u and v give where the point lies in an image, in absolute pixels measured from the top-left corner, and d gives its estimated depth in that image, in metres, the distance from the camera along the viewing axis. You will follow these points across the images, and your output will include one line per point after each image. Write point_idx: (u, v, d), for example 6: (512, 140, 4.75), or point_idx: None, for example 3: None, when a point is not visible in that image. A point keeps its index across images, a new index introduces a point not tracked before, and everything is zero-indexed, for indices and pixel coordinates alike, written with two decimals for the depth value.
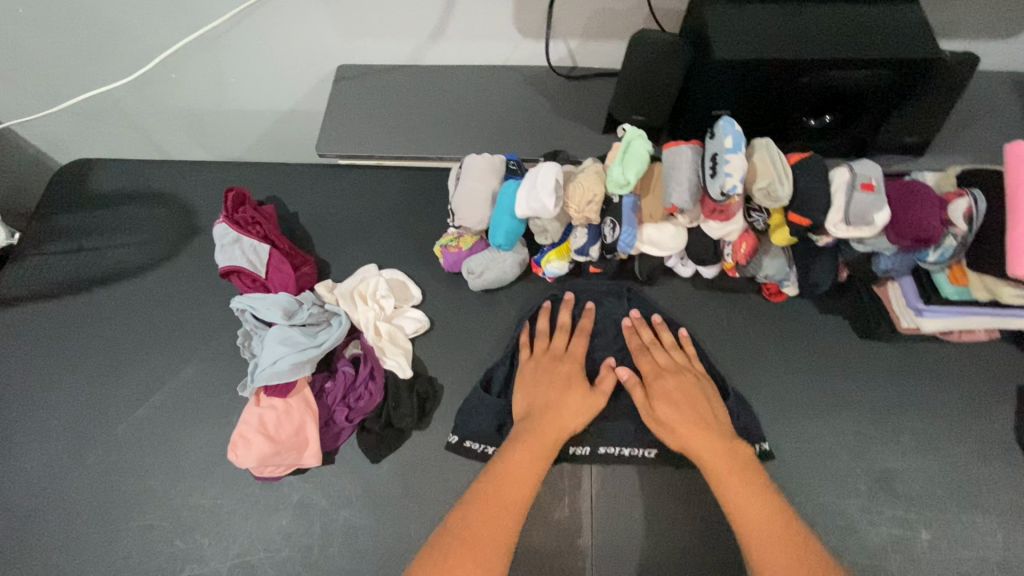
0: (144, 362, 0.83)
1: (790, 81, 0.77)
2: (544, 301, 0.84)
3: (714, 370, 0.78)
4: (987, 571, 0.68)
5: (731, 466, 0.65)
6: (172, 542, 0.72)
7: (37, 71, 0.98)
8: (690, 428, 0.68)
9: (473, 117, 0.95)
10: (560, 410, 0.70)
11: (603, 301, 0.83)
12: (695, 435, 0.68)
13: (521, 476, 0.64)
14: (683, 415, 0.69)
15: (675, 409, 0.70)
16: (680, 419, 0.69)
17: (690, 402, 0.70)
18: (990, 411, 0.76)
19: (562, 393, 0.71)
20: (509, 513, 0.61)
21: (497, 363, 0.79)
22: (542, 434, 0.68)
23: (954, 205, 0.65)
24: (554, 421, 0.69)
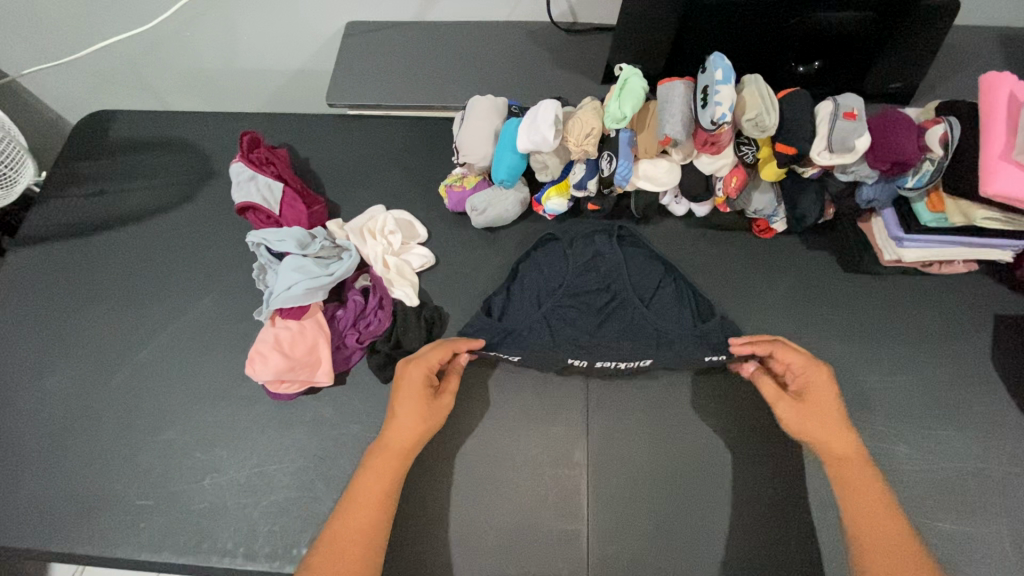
0: (165, 294, 0.87)
1: (779, 22, 0.80)
2: (540, 240, 0.87)
3: (702, 300, 0.81)
4: (963, 481, 0.72)
5: (871, 482, 0.65)
6: (192, 454, 0.76)
7: (56, 26, 1.02)
8: (844, 436, 0.67)
9: (476, 69, 0.98)
10: (417, 405, 0.69)
11: (595, 239, 0.86)
12: (847, 442, 0.67)
13: (389, 470, 0.66)
14: (833, 423, 0.67)
15: (829, 417, 0.68)
16: (827, 430, 0.67)
17: (839, 418, 0.68)
18: (969, 338, 0.80)
19: (418, 386, 0.70)
20: (373, 504, 0.64)
21: (496, 291, 0.82)
22: (410, 425, 0.68)
23: (931, 132, 0.69)
24: (409, 417, 0.68)
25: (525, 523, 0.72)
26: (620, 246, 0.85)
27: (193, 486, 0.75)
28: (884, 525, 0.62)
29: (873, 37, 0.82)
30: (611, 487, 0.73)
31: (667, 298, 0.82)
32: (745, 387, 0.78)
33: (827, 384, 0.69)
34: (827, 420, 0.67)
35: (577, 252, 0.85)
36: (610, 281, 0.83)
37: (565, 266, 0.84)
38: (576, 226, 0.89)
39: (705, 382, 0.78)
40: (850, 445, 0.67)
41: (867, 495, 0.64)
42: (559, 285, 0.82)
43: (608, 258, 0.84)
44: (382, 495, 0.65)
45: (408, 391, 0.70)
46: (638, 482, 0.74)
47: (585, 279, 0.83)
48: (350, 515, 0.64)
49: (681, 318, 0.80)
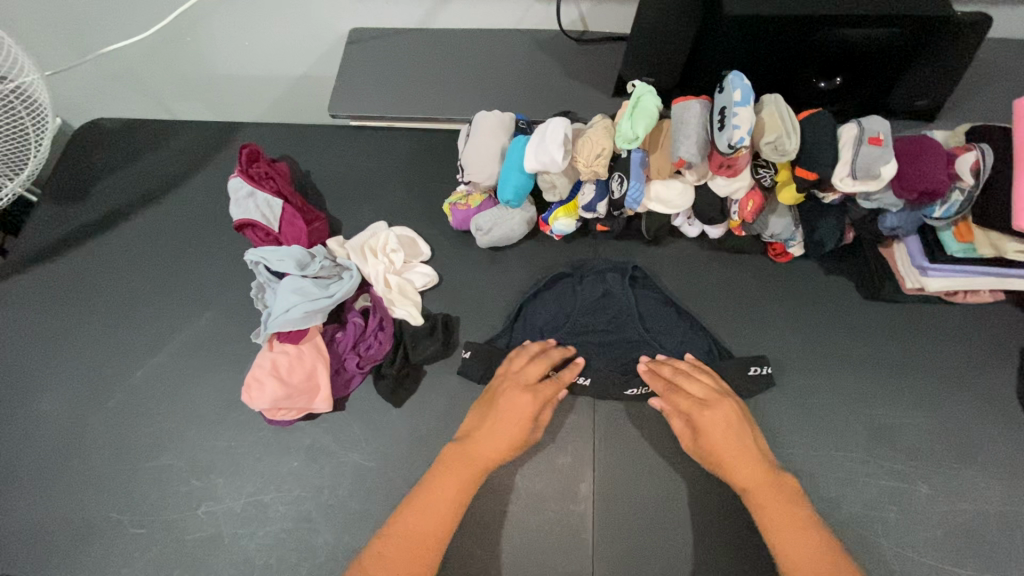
0: (162, 311, 0.85)
1: (801, 40, 0.76)
2: (556, 274, 0.84)
3: (720, 345, 0.79)
4: (985, 523, 0.69)
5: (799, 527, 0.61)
6: (188, 481, 0.75)
7: (51, 32, 0.99)
8: (748, 466, 0.65)
9: (483, 79, 0.95)
10: (535, 409, 0.68)
11: (606, 279, 0.83)
12: (751, 469, 0.65)
13: (457, 479, 0.65)
14: (740, 458, 0.65)
15: (733, 441, 0.66)
16: (733, 455, 0.65)
17: (750, 455, 0.65)
18: (994, 371, 0.76)
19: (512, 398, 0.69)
20: (438, 516, 0.63)
21: (500, 332, 0.81)
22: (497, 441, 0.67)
23: (962, 159, 0.66)
24: (491, 430, 0.68)
25: (528, 560, 0.70)
26: (633, 288, 0.83)
27: (188, 514, 0.73)
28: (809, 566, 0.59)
29: (901, 54, 0.78)
30: (617, 524, 0.71)
31: (675, 343, 0.80)
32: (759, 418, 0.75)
33: (722, 419, 0.67)
34: (731, 457, 0.65)
35: (587, 291, 0.83)
36: (619, 324, 0.81)
37: (574, 306, 0.82)
38: (590, 261, 0.85)
39: None
40: (760, 474, 0.64)
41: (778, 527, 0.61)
42: (566, 327, 0.81)
43: (617, 301, 0.82)
44: (444, 510, 0.64)
45: (520, 401, 0.68)
46: (645, 519, 0.71)
47: (592, 321, 0.81)
48: (421, 509, 0.64)
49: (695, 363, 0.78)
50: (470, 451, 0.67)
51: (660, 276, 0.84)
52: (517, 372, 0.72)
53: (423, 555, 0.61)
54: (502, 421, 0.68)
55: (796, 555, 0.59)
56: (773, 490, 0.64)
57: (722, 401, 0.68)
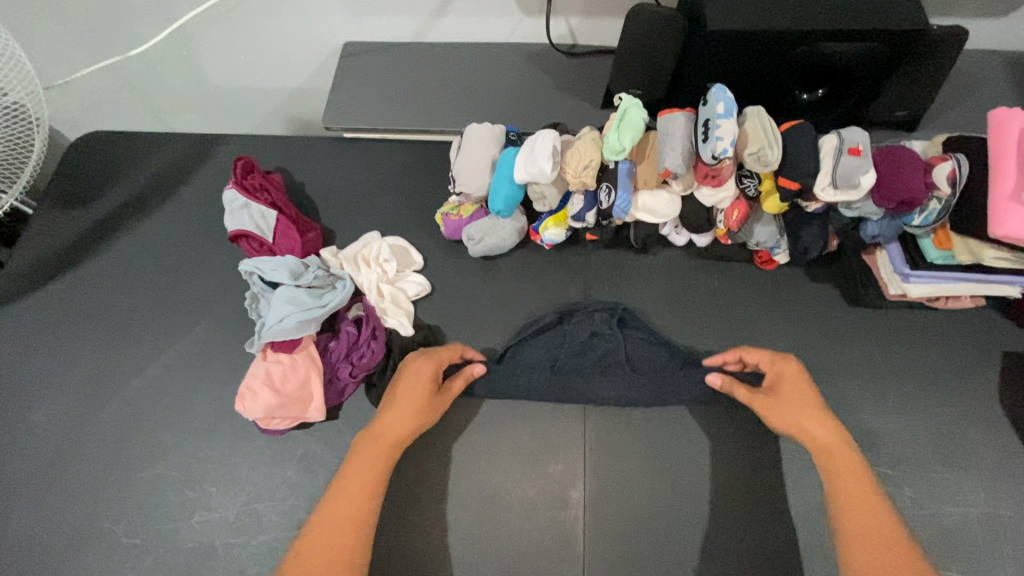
0: (157, 322, 0.86)
1: (783, 54, 0.78)
2: (543, 318, 0.81)
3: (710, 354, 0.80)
4: (970, 526, 0.70)
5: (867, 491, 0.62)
6: (182, 490, 0.75)
7: (49, 47, 1.00)
8: (824, 430, 0.65)
9: (475, 91, 0.96)
10: (430, 369, 0.71)
11: (596, 322, 0.81)
12: (828, 431, 0.65)
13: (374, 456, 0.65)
14: (809, 417, 0.66)
15: (803, 404, 0.67)
16: (803, 419, 0.66)
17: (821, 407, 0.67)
18: (976, 375, 0.78)
19: (417, 374, 0.71)
20: (362, 493, 0.63)
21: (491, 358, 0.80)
22: (404, 420, 0.68)
23: (939, 169, 0.68)
24: (405, 403, 0.69)
25: (520, 566, 0.71)
26: (621, 331, 0.81)
27: (182, 524, 0.74)
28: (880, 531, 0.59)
29: (881, 67, 0.80)
30: (608, 532, 0.72)
31: (666, 379, 0.77)
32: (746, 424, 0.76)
33: (799, 371, 0.69)
34: (805, 414, 0.66)
35: (576, 333, 0.81)
36: (609, 365, 0.80)
37: (562, 346, 0.81)
38: (580, 303, 0.84)
39: (706, 419, 0.76)
40: (832, 435, 0.65)
41: (851, 492, 0.61)
42: (554, 370, 0.80)
43: (607, 342, 0.81)
44: (370, 485, 0.63)
45: (418, 368, 0.71)
46: (636, 524, 0.72)
47: (579, 365, 0.80)
48: (341, 493, 0.63)
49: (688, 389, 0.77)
50: (379, 426, 0.68)
51: (649, 284, 0.85)
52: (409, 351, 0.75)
53: (355, 532, 0.60)
54: (400, 391, 0.70)
55: (869, 535, 0.59)
56: (847, 455, 0.64)
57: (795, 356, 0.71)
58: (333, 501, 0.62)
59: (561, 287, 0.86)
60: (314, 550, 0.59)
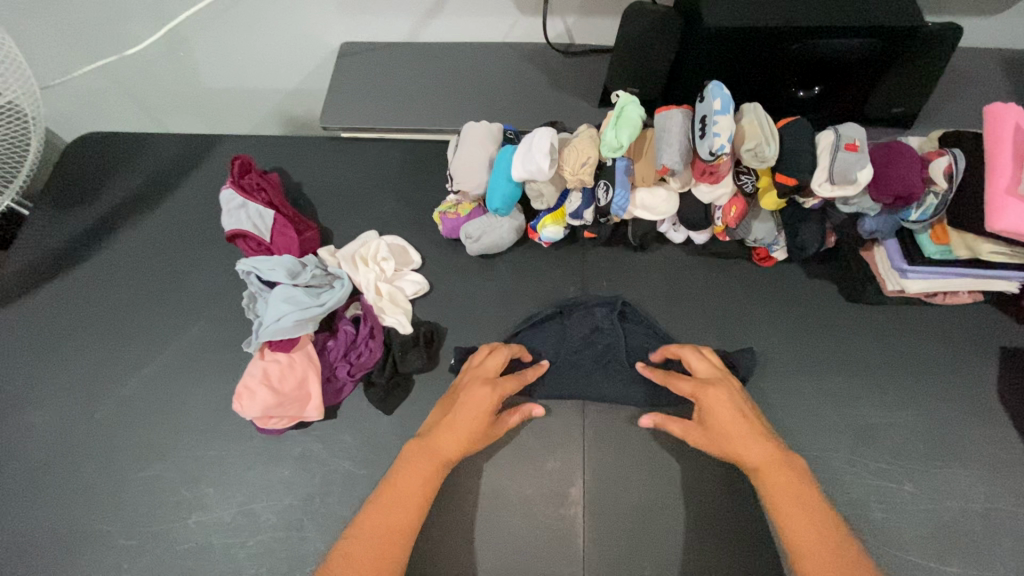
0: (153, 322, 0.86)
1: (780, 51, 0.78)
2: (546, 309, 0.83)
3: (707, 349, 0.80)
4: (969, 521, 0.70)
5: (807, 497, 0.62)
6: (178, 491, 0.75)
7: (45, 47, 1.00)
8: (752, 446, 0.65)
9: (472, 90, 0.97)
10: (493, 400, 0.68)
11: (594, 315, 0.82)
12: (758, 448, 0.65)
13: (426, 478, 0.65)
14: (743, 433, 0.65)
15: (731, 425, 0.66)
16: (735, 437, 0.66)
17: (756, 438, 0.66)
18: (974, 370, 0.78)
19: (482, 403, 0.68)
20: (407, 515, 0.62)
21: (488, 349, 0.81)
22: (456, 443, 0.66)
23: (935, 164, 0.68)
24: (463, 426, 0.67)
25: (519, 565, 0.70)
26: (621, 323, 0.82)
27: (178, 524, 0.73)
28: (822, 536, 0.59)
29: (877, 64, 0.80)
30: (608, 530, 0.71)
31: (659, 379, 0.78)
32: None
33: (726, 397, 0.67)
34: (737, 432, 0.66)
35: (575, 325, 0.82)
36: (607, 359, 0.80)
37: (562, 338, 0.82)
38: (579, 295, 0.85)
39: None
40: (766, 450, 0.64)
41: (783, 497, 0.62)
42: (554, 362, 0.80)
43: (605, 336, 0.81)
44: (417, 502, 0.63)
45: (480, 393, 0.68)
46: (635, 521, 0.72)
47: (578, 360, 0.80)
48: (390, 503, 0.63)
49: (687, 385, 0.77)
50: (432, 445, 0.67)
51: (647, 282, 0.85)
52: (478, 368, 0.73)
53: (396, 544, 0.61)
54: (461, 412, 0.68)
55: (807, 535, 0.59)
56: (783, 467, 0.64)
57: (720, 381, 0.69)
58: (380, 510, 0.62)
59: (559, 285, 0.86)
60: (359, 556, 0.59)
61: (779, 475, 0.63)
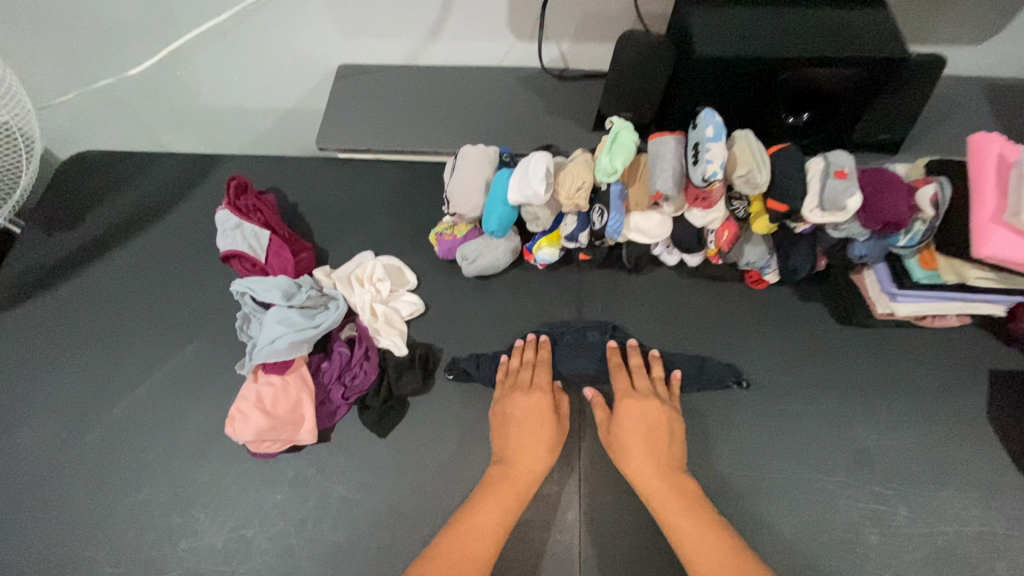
0: (146, 343, 0.85)
1: (769, 80, 0.80)
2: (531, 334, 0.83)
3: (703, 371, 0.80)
4: (964, 544, 0.70)
5: (694, 513, 0.66)
6: (168, 516, 0.74)
7: (44, 66, 1.01)
8: (648, 466, 0.69)
9: (468, 113, 0.98)
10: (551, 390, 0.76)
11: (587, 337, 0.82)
12: (648, 470, 0.69)
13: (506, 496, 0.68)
14: (646, 450, 0.70)
15: (640, 441, 0.71)
16: (639, 453, 0.70)
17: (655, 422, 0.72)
18: (964, 392, 0.79)
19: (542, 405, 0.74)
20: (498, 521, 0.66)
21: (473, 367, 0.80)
22: (530, 452, 0.71)
23: (922, 192, 0.70)
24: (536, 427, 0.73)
25: None
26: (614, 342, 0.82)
27: (168, 551, 0.72)
28: (705, 551, 0.63)
29: (864, 93, 0.82)
30: (604, 555, 0.71)
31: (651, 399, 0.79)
32: (739, 442, 0.76)
33: (641, 413, 0.73)
34: (640, 452, 0.70)
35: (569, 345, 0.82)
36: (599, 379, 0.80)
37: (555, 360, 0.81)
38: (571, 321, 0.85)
39: (699, 437, 0.77)
40: (649, 470, 0.69)
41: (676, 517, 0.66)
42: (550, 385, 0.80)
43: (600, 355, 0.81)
44: (507, 504, 0.67)
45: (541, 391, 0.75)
46: (631, 546, 0.71)
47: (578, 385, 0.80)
48: (482, 506, 0.67)
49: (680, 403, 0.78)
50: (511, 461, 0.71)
51: (641, 303, 0.86)
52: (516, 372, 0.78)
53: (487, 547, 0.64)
54: (526, 421, 0.73)
55: (707, 556, 0.62)
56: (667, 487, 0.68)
57: (643, 401, 0.74)
58: (462, 527, 0.66)
59: (555, 306, 0.86)
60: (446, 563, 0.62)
61: (665, 495, 0.67)
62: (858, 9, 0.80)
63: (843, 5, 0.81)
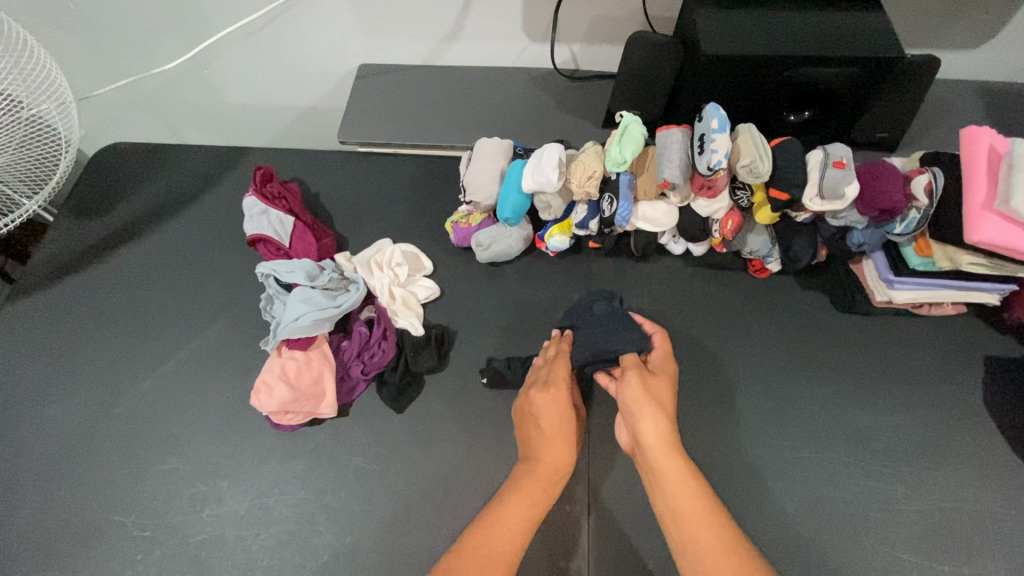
0: (173, 322, 0.89)
1: (771, 78, 0.84)
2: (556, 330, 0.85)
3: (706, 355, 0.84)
4: (960, 520, 0.73)
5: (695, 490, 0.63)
6: (193, 484, 0.77)
7: (82, 63, 1.06)
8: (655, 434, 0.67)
9: (483, 109, 1.02)
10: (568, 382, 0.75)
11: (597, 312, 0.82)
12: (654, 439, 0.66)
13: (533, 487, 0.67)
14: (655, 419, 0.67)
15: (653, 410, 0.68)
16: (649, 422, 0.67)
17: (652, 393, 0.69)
18: (960, 377, 0.81)
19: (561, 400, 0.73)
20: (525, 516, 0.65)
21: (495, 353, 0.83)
22: (556, 446, 0.71)
23: (916, 181, 0.73)
24: (555, 418, 0.72)
25: (525, 560, 0.72)
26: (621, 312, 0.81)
27: (193, 517, 0.75)
28: (701, 527, 0.60)
29: (861, 92, 0.86)
30: (611, 527, 0.74)
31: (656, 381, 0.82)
32: (742, 422, 0.79)
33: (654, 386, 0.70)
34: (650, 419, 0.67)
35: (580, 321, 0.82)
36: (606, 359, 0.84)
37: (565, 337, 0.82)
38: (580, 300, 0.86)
39: (704, 416, 0.80)
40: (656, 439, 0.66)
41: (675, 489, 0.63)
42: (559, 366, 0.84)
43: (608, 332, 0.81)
44: (536, 493, 0.67)
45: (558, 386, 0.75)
46: (638, 519, 0.74)
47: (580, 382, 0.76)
48: (512, 500, 0.66)
49: (685, 384, 0.82)
50: (536, 457, 0.70)
51: (648, 290, 0.90)
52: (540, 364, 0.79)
53: (516, 541, 0.63)
54: (545, 414, 0.73)
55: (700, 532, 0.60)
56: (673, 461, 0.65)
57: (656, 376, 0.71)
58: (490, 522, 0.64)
59: (565, 292, 0.90)
60: (477, 556, 0.61)
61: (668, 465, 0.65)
62: (855, 13, 0.85)
63: (842, 9, 0.85)
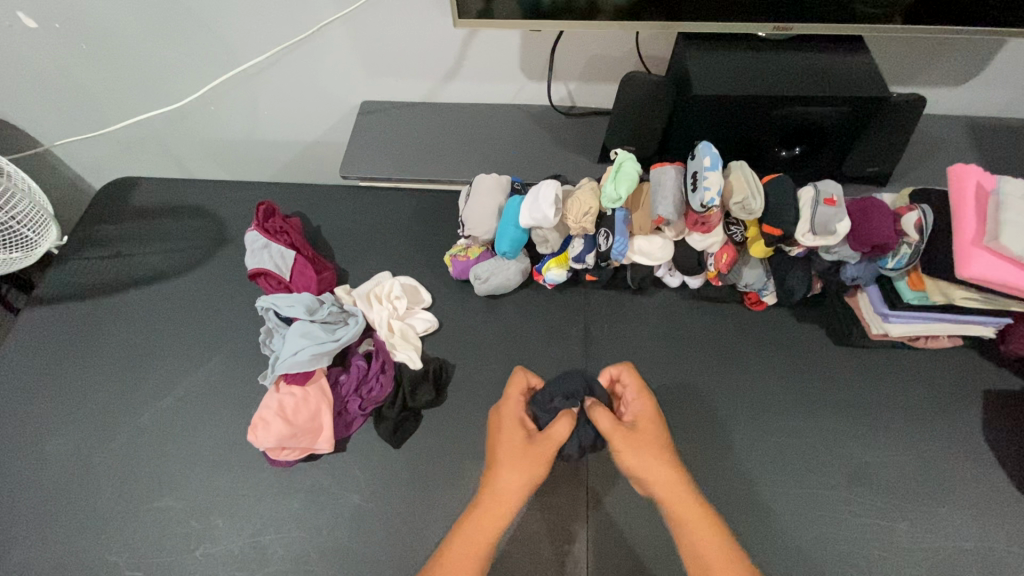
0: (172, 355, 0.89)
1: (762, 115, 0.86)
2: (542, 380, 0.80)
3: (703, 389, 0.84)
4: (965, 559, 0.71)
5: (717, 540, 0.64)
6: (188, 523, 0.76)
7: (90, 100, 1.09)
8: (678, 483, 0.67)
9: (482, 144, 1.05)
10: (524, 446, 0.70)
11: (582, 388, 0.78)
12: (680, 486, 0.67)
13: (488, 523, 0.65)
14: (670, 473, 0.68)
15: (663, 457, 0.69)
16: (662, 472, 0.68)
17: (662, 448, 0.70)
18: (960, 411, 0.81)
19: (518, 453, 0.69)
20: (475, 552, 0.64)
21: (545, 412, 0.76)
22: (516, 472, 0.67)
23: (907, 218, 0.75)
24: (516, 468, 0.67)
25: None
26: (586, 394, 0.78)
27: (187, 556, 0.74)
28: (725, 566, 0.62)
29: (851, 130, 0.88)
30: (612, 567, 0.72)
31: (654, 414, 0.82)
32: (743, 458, 0.79)
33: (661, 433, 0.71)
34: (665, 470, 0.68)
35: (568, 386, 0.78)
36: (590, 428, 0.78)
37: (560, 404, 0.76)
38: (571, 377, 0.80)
39: (705, 451, 0.79)
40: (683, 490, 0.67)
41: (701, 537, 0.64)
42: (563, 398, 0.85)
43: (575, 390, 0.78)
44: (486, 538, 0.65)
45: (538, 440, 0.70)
46: (640, 561, 0.73)
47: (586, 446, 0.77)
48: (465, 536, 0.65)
49: (683, 419, 0.81)
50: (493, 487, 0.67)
51: (646, 323, 0.90)
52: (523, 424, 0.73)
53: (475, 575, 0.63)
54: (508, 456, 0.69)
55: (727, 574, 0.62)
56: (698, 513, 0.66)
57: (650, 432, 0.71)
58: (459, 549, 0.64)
59: (562, 325, 0.90)
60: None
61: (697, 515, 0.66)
62: (842, 54, 0.88)
63: (828, 51, 0.88)
